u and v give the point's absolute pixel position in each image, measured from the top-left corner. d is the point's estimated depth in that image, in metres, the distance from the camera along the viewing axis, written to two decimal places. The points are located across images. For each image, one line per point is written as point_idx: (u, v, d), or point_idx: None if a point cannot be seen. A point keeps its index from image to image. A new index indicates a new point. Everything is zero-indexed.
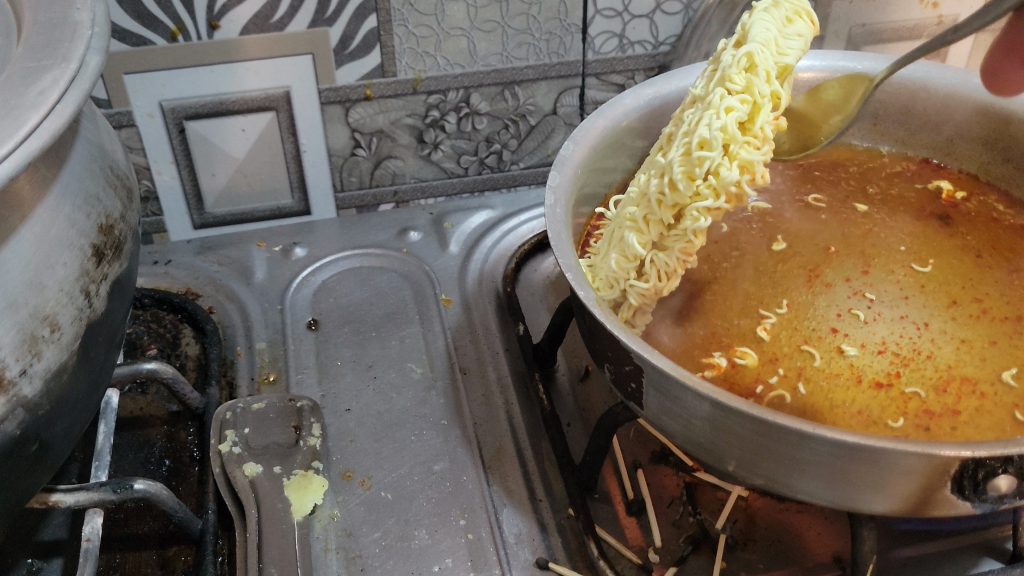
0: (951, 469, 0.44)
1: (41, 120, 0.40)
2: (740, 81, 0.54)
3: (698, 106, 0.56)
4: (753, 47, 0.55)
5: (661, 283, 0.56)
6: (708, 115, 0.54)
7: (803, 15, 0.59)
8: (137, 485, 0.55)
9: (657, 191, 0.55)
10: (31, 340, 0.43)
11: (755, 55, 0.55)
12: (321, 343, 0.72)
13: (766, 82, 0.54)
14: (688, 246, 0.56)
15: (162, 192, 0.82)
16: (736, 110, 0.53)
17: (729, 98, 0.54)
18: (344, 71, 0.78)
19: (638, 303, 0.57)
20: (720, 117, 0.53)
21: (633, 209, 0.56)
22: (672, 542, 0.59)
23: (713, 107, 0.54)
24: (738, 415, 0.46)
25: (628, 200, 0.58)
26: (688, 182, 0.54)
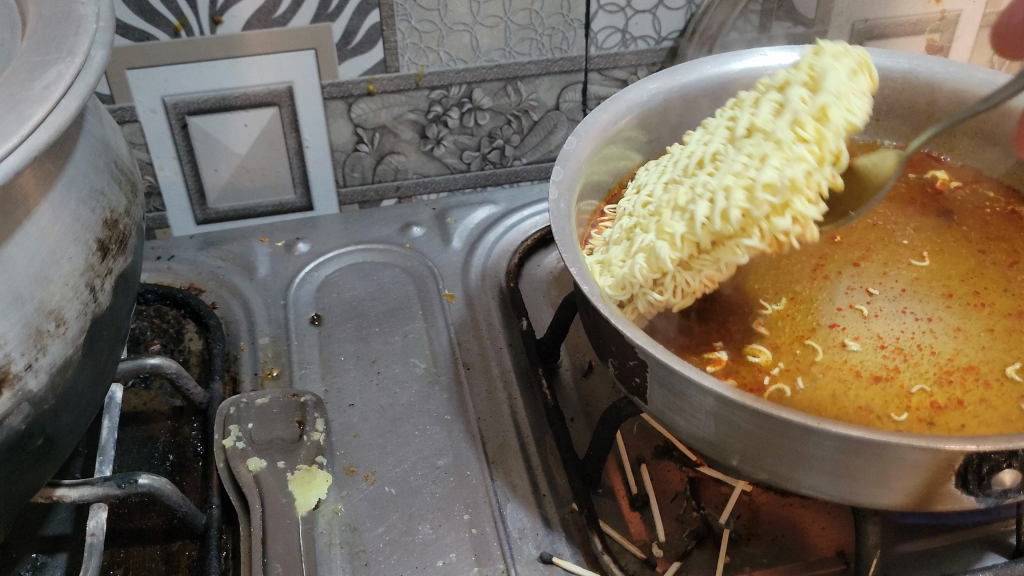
0: (955, 464, 0.44)
1: (46, 115, 0.40)
2: (814, 130, 0.53)
3: (759, 139, 0.54)
4: (828, 99, 0.53)
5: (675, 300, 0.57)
6: (776, 158, 0.52)
7: (866, 66, 0.58)
8: (141, 480, 0.55)
9: (704, 217, 0.53)
10: (36, 334, 0.43)
11: (833, 109, 0.53)
12: (324, 338, 0.72)
13: (840, 139, 0.53)
14: (715, 274, 0.56)
15: (165, 188, 0.82)
16: (807, 162, 0.52)
17: (801, 146, 0.52)
18: (347, 67, 0.78)
19: (645, 310, 0.57)
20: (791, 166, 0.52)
21: (672, 224, 0.55)
22: (676, 537, 0.59)
23: (782, 151, 0.53)
24: (743, 410, 0.46)
25: (660, 212, 0.57)
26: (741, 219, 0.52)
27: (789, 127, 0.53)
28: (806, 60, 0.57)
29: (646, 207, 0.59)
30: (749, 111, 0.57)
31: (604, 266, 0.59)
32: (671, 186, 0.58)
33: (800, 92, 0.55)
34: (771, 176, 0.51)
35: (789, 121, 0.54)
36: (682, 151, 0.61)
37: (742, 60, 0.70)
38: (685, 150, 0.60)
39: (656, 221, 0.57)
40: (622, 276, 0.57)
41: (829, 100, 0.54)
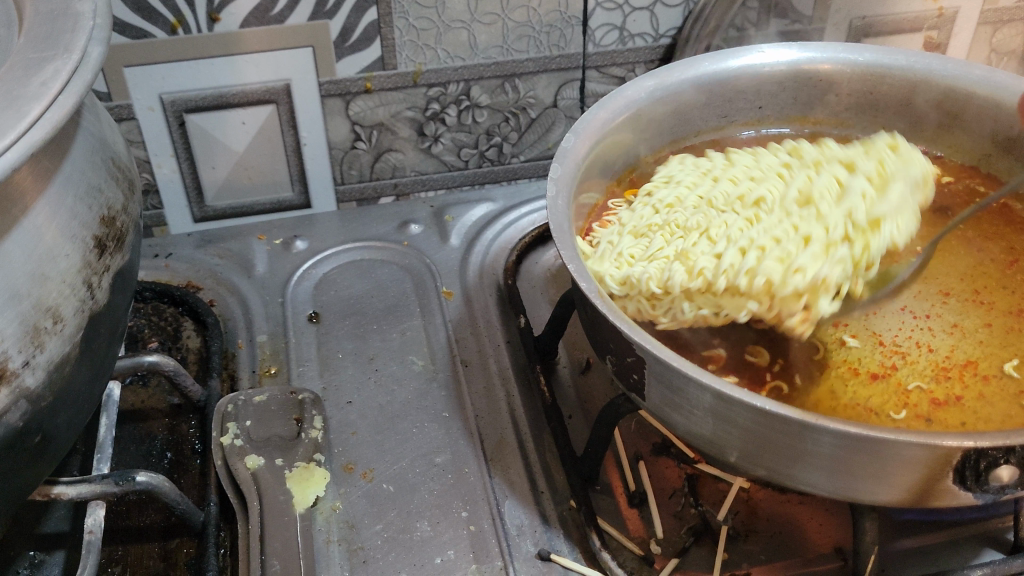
0: (952, 460, 0.44)
1: (44, 111, 0.40)
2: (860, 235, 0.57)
3: (807, 218, 0.58)
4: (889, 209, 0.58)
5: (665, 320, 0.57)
6: (818, 247, 0.56)
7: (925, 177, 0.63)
8: (139, 477, 0.55)
9: (730, 265, 0.56)
10: (34, 332, 0.43)
11: (885, 226, 0.57)
12: (322, 336, 0.72)
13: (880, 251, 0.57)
14: (709, 316, 0.57)
15: (163, 185, 0.82)
16: (846, 262, 0.55)
17: (847, 248, 0.56)
18: (344, 64, 0.78)
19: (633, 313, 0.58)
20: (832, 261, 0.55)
21: (699, 259, 0.57)
22: (674, 534, 0.59)
23: (827, 243, 0.56)
24: (740, 406, 0.46)
25: (690, 239, 0.59)
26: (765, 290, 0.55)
27: (842, 221, 0.57)
28: (878, 153, 0.61)
29: (671, 225, 0.61)
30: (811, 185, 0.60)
31: (608, 257, 0.59)
32: (708, 217, 0.60)
33: (866, 188, 0.59)
34: (808, 263, 0.55)
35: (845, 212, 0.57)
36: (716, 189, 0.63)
37: (740, 57, 0.70)
38: (728, 187, 0.63)
39: (683, 245, 0.59)
40: (627, 276, 0.57)
41: (885, 212, 0.58)
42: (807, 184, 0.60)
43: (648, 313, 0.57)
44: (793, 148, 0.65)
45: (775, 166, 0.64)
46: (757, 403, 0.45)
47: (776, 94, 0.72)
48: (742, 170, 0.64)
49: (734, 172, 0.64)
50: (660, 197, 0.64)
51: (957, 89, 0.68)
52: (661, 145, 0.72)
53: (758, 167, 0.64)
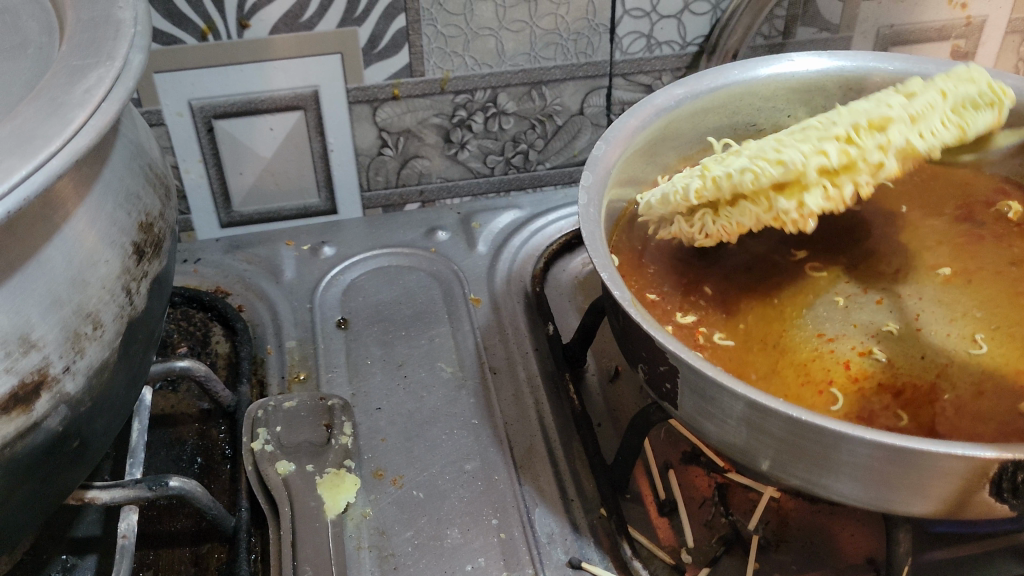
0: (989, 471, 0.44)
1: (87, 118, 0.41)
2: (867, 135, 0.58)
3: (828, 122, 0.59)
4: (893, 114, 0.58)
5: (698, 236, 0.62)
6: (805, 144, 0.57)
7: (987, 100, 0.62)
8: (172, 482, 0.56)
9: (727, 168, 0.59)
10: (74, 337, 0.43)
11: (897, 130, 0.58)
12: (351, 342, 0.72)
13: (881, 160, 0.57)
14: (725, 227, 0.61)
15: (191, 191, 0.82)
16: (825, 157, 0.56)
17: (833, 145, 0.57)
18: (373, 71, 0.78)
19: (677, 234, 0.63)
20: (813, 152, 0.57)
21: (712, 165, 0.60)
22: (704, 543, 0.59)
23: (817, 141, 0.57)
24: (774, 416, 0.47)
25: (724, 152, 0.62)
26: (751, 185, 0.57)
27: (856, 125, 0.58)
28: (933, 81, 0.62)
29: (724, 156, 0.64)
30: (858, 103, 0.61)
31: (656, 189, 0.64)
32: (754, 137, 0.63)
33: (890, 98, 0.60)
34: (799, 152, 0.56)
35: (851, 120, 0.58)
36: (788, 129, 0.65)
37: (769, 66, 0.70)
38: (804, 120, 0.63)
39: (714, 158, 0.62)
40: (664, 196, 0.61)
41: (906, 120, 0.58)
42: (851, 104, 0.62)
43: (685, 228, 0.62)
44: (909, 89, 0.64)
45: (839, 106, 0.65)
46: (791, 413, 0.45)
47: (805, 102, 0.72)
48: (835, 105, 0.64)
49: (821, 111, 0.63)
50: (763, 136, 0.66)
51: None
52: (688, 153, 0.72)
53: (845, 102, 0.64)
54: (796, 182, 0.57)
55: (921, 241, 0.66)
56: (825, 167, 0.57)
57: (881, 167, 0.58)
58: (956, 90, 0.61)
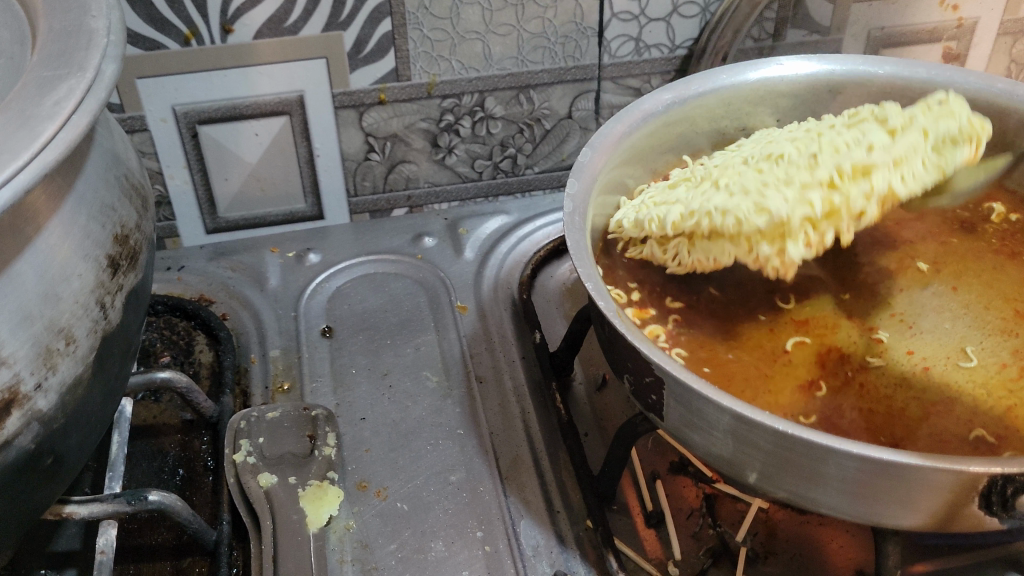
0: (979, 485, 0.43)
1: (56, 131, 0.40)
2: (849, 183, 0.57)
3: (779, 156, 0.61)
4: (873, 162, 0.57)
5: (670, 262, 0.62)
6: (787, 187, 0.56)
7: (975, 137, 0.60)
8: (151, 496, 0.55)
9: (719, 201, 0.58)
10: (46, 353, 0.43)
11: (879, 173, 0.57)
12: (335, 350, 0.72)
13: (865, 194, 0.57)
14: (702, 261, 0.60)
15: (175, 197, 0.81)
16: (808, 207, 0.55)
17: (817, 193, 0.56)
18: (358, 75, 0.77)
19: (650, 252, 0.62)
20: (794, 202, 0.55)
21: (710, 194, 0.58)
22: (692, 556, 0.59)
23: (797, 184, 0.56)
24: (762, 429, 0.46)
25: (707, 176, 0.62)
26: (738, 232, 0.57)
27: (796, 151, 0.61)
28: (920, 115, 0.59)
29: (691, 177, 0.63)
30: (840, 131, 0.59)
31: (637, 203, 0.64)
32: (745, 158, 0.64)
33: (879, 136, 0.58)
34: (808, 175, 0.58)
35: (834, 159, 0.57)
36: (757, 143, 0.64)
37: (758, 70, 0.69)
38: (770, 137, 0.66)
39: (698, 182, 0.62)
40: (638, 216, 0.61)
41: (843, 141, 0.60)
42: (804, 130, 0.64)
43: (656, 255, 0.62)
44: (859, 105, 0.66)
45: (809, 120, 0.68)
46: (778, 426, 0.45)
47: (793, 108, 0.72)
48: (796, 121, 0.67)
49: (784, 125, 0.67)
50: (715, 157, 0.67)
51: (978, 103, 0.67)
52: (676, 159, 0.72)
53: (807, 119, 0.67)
54: (773, 234, 0.56)
55: (905, 250, 0.66)
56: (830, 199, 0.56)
57: (862, 213, 0.57)
58: (936, 130, 0.58)
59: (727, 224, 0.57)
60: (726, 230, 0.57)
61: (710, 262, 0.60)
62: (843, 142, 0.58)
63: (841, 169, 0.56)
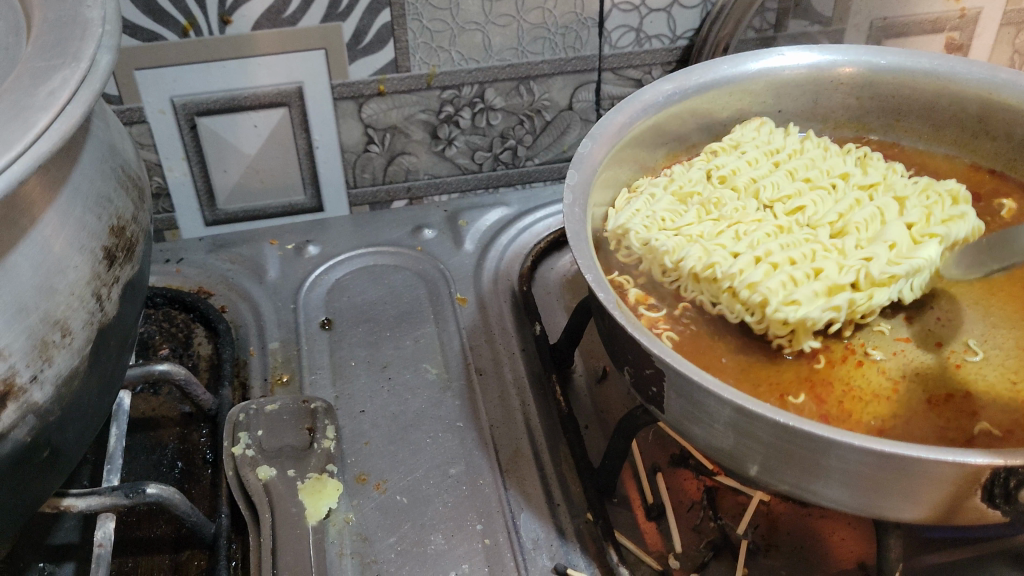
0: (981, 478, 0.43)
1: (51, 122, 0.39)
2: (872, 289, 0.56)
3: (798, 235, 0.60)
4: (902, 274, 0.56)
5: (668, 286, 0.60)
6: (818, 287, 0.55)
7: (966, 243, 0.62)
8: (150, 489, 0.55)
9: (742, 273, 0.56)
10: (42, 346, 0.42)
11: (900, 283, 0.56)
12: (334, 343, 0.71)
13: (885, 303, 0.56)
14: (706, 304, 0.58)
15: (174, 189, 0.81)
16: (836, 310, 0.54)
17: (844, 295, 0.55)
18: (357, 67, 0.77)
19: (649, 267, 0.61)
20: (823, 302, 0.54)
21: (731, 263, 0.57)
22: (692, 548, 0.58)
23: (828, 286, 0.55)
24: (763, 422, 0.45)
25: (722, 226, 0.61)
26: (757, 313, 0.55)
27: (817, 235, 0.60)
28: (939, 224, 0.60)
29: (699, 205, 0.63)
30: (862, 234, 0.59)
31: (642, 212, 0.63)
32: (760, 214, 0.62)
33: (902, 242, 0.58)
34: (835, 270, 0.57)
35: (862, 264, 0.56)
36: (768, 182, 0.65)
37: (760, 60, 0.69)
38: (780, 184, 0.65)
39: (713, 229, 0.61)
40: (650, 240, 0.60)
41: (868, 236, 0.60)
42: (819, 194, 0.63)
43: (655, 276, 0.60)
44: (868, 163, 0.67)
45: (816, 159, 0.67)
46: (779, 418, 0.44)
47: (794, 99, 0.72)
48: (803, 166, 0.66)
49: (792, 167, 0.66)
50: (720, 166, 0.67)
51: (981, 92, 0.66)
52: (675, 150, 0.71)
53: (818, 170, 0.66)
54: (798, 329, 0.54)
55: None
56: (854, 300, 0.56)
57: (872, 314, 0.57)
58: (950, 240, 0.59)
59: (754, 302, 0.54)
60: (749, 301, 0.55)
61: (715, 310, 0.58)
62: (872, 249, 0.57)
63: (870, 275, 0.56)
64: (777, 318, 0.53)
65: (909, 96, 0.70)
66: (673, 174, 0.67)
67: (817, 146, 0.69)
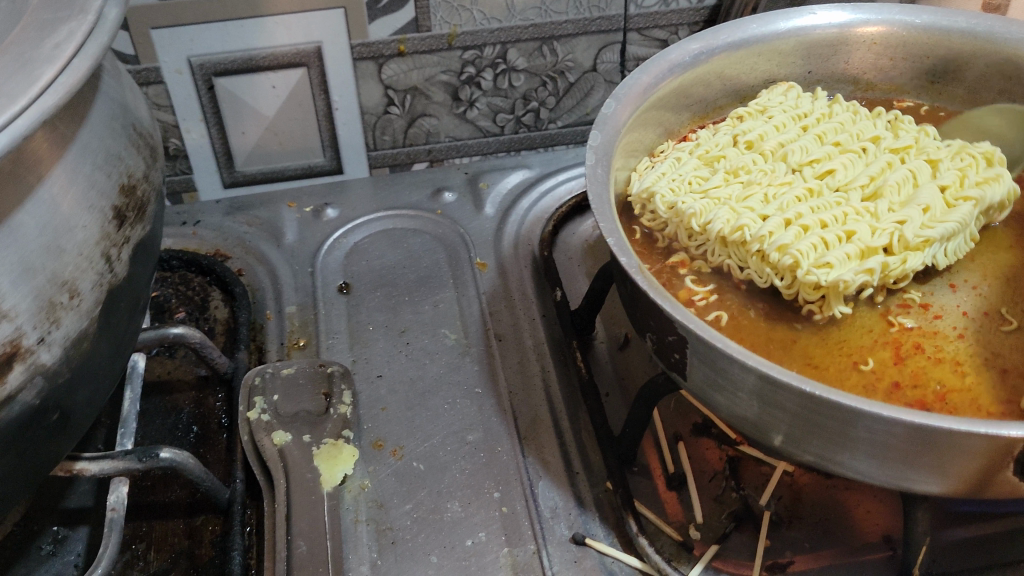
0: (1014, 450, 0.42)
1: (56, 75, 0.38)
2: (906, 253, 0.54)
3: (828, 198, 0.58)
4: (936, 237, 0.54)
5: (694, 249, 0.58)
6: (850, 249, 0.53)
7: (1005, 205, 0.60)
8: (163, 454, 0.54)
9: (771, 234, 0.54)
10: (49, 307, 0.41)
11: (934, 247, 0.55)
12: (352, 307, 0.70)
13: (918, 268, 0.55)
14: (734, 269, 0.56)
15: (192, 151, 0.80)
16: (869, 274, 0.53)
17: (876, 259, 0.53)
18: (377, 26, 0.75)
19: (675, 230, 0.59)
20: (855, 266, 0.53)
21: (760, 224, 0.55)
22: (714, 519, 0.57)
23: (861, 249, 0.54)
24: (788, 390, 0.44)
25: (750, 189, 0.59)
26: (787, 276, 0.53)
27: (848, 199, 0.58)
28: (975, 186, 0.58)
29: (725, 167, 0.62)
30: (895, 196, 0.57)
31: (667, 175, 0.61)
32: (789, 177, 0.60)
33: (936, 203, 0.56)
34: (868, 234, 0.55)
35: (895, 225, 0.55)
36: (797, 144, 0.63)
37: (791, 19, 0.67)
38: (809, 148, 0.63)
39: (741, 193, 0.59)
40: (676, 203, 0.58)
41: (900, 199, 0.58)
42: (849, 157, 0.61)
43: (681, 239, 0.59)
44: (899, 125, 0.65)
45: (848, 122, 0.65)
46: (805, 387, 0.43)
47: (825, 59, 0.69)
48: (833, 130, 0.64)
49: (822, 129, 0.64)
50: (747, 128, 0.65)
51: (1021, 52, 0.64)
52: (702, 112, 0.70)
53: (848, 132, 0.64)
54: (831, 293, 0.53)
55: None
56: (888, 263, 0.54)
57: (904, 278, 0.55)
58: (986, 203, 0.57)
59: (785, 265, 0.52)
60: (780, 266, 0.53)
61: (742, 275, 0.56)
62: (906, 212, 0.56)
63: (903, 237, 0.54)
64: (810, 280, 0.51)
65: (945, 57, 0.68)
66: (700, 138, 0.65)
67: (847, 111, 0.67)
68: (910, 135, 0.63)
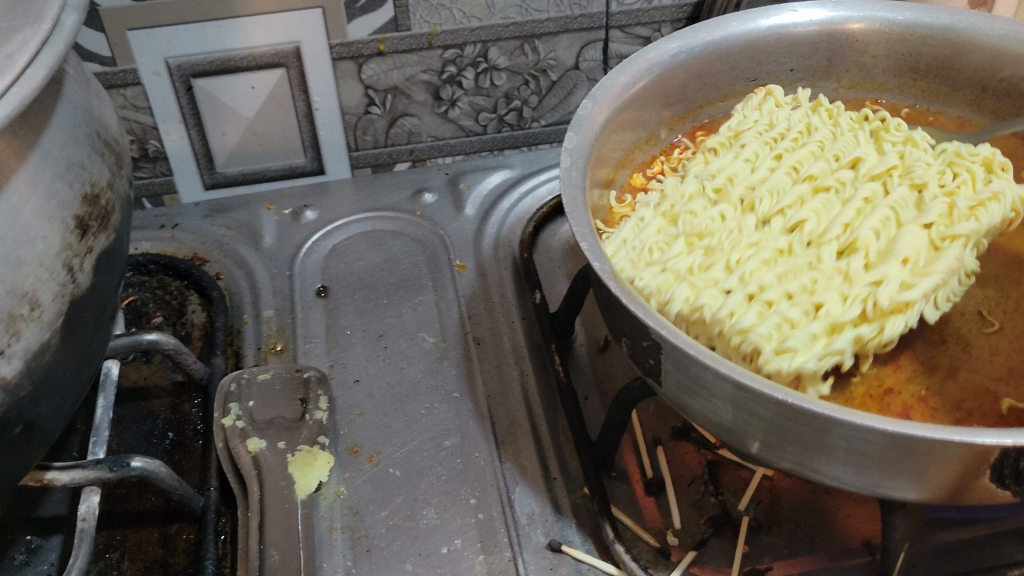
0: (990, 458, 0.41)
1: (10, 85, 0.38)
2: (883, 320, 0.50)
3: (798, 261, 0.54)
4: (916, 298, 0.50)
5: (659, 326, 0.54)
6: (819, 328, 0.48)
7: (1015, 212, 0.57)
8: (134, 463, 0.53)
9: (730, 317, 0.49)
10: (9, 319, 0.41)
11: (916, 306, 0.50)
12: (331, 310, 0.70)
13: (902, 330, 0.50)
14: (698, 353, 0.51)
15: (171, 153, 0.79)
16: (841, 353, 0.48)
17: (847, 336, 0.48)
18: (356, 26, 0.74)
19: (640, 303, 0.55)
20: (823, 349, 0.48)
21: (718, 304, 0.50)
22: (692, 524, 0.57)
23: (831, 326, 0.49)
24: (761, 398, 0.43)
25: (712, 257, 0.55)
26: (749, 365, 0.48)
27: (820, 259, 0.54)
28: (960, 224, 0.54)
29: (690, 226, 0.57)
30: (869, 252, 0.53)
31: (628, 242, 0.57)
32: (759, 234, 0.57)
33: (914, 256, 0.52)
34: (838, 304, 0.50)
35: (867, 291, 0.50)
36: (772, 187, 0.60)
37: (770, 17, 0.66)
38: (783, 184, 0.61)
39: (703, 261, 0.55)
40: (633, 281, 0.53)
41: (878, 251, 0.53)
42: (823, 199, 0.58)
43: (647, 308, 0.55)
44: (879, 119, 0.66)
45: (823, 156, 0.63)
46: (778, 395, 0.42)
47: (807, 58, 0.69)
48: (807, 157, 0.63)
49: (795, 159, 0.62)
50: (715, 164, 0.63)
51: (1002, 49, 0.63)
52: (682, 112, 0.69)
53: (823, 162, 0.62)
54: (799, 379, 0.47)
55: None
56: (864, 335, 0.50)
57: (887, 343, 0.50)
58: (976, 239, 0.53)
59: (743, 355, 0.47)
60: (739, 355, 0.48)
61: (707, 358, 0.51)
62: (880, 273, 0.51)
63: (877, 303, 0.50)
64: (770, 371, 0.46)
65: (927, 54, 0.67)
66: (665, 189, 0.62)
67: (826, 120, 0.66)
68: (895, 153, 0.61)
